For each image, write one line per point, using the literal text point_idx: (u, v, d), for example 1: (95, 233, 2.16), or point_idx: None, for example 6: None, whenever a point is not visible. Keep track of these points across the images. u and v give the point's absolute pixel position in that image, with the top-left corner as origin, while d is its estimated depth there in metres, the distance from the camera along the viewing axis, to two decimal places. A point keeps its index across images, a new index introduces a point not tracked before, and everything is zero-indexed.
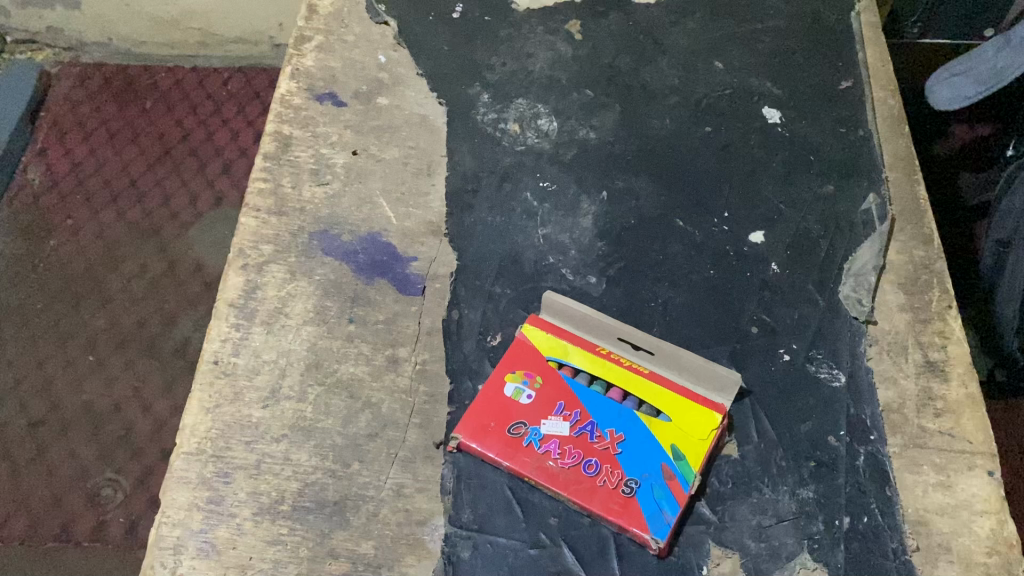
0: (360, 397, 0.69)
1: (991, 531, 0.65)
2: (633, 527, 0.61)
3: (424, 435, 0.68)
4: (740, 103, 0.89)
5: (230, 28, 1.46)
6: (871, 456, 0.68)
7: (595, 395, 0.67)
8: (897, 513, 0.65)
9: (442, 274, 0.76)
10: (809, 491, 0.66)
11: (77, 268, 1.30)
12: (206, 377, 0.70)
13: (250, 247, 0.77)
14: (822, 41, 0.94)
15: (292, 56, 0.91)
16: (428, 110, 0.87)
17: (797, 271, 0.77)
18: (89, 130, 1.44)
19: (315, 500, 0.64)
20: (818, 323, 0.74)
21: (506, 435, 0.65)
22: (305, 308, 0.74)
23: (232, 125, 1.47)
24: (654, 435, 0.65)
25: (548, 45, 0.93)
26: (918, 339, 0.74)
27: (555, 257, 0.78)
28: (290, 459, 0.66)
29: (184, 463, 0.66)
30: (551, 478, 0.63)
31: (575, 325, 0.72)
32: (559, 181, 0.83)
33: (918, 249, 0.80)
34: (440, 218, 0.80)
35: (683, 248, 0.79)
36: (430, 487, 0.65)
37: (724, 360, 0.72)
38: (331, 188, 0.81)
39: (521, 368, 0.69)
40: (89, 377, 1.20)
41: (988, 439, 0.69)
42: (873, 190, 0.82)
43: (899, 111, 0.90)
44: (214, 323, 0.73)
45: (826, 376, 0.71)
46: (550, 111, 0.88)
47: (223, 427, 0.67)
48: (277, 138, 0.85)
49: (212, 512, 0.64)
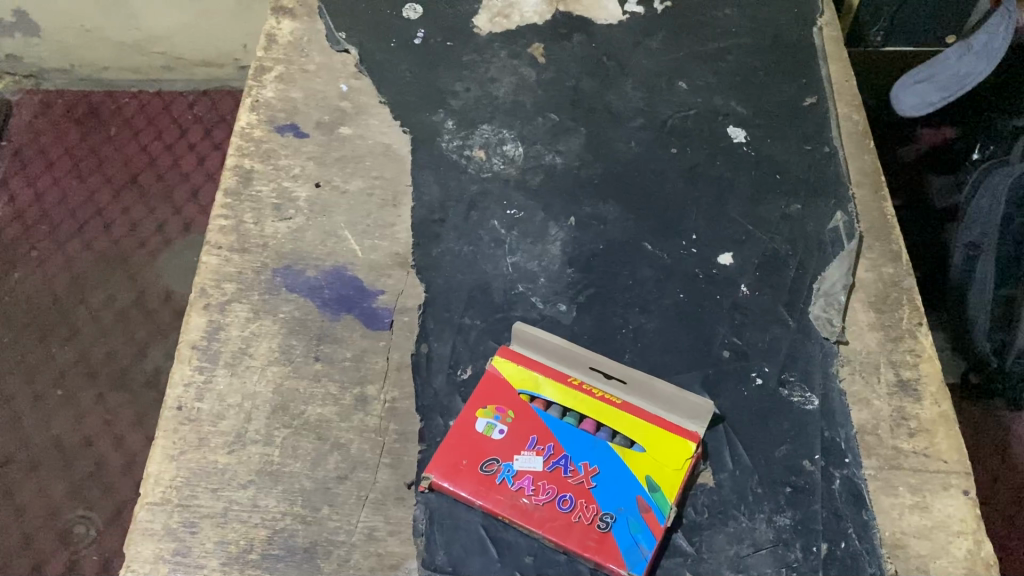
0: (329, 438, 0.68)
1: (969, 552, 0.64)
2: (610, 564, 0.60)
3: (394, 476, 0.67)
4: (706, 123, 0.89)
5: (195, 51, 1.44)
6: (847, 480, 0.67)
7: (568, 427, 0.66)
8: (874, 537, 0.65)
9: (410, 307, 0.75)
10: (786, 518, 0.65)
11: (43, 302, 1.27)
12: (169, 423, 0.68)
13: (212, 286, 0.76)
14: (785, 58, 0.95)
15: (251, 87, 0.90)
16: (392, 140, 0.86)
17: (767, 293, 0.77)
18: (52, 158, 1.42)
19: (285, 548, 0.63)
20: (790, 345, 0.74)
21: (478, 473, 0.64)
22: (270, 348, 0.72)
23: (199, 149, 1.45)
24: (628, 467, 0.64)
25: (511, 70, 0.92)
26: (890, 358, 0.74)
27: (524, 285, 0.77)
28: (258, 505, 0.65)
29: (148, 515, 0.64)
30: (525, 516, 0.62)
31: (545, 356, 0.71)
32: (527, 208, 0.82)
33: (887, 267, 0.80)
34: (407, 250, 0.79)
35: (653, 272, 0.78)
36: (402, 530, 0.64)
37: (696, 386, 0.71)
38: (294, 223, 0.80)
39: (492, 403, 0.67)
40: (58, 412, 1.17)
41: (962, 458, 0.69)
42: (841, 208, 0.82)
43: (863, 127, 0.90)
44: (177, 367, 0.72)
45: (799, 400, 0.71)
46: (516, 137, 0.87)
47: (189, 475, 0.66)
48: (238, 172, 0.83)
49: (179, 563, 0.62)
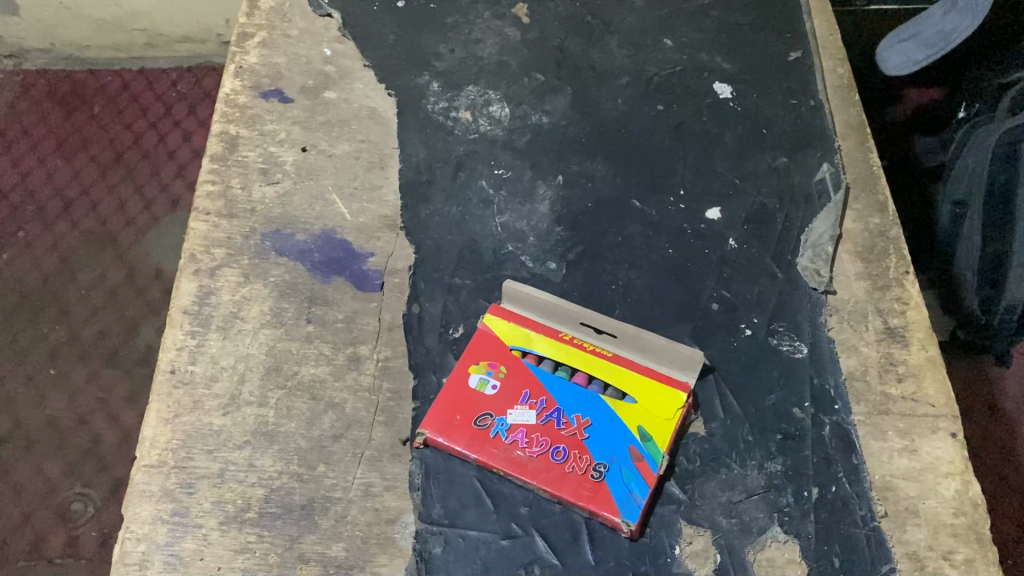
0: (323, 397, 0.68)
1: (957, 492, 0.65)
2: (604, 512, 0.61)
3: (390, 433, 0.67)
4: (691, 79, 0.89)
5: (176, 27, 1.41)
6: (836, 426, 0.68)
7: (561, 380, 0.67)
8: (865, 480, 0.66)
9: (400, 268, 0.75)
10: (777, 464, 0.66)
11: (32, 282, 1.26)
12: (163, 387, 0.69)
13: (201, 252, 0.76)
14: (769, 14, 0.95)
15: (235, 53, 0.90)
16: (377, 103, 0.86)
17: (754, 245, 0.78)
18: (36, 139, 1.40)
19: (283, 506, 0.63)
20: (778, 296, 0.75)
21: (472, 428, 0.64)
22: (261, 311, 0.73)
23: (184, 126, 1.44)
24: (620, 417, 0.65)
25: (495, 31, 0.92)
26: (878, 306, 0.75)
27: (513, 244, 0.77)
28: (254, 465, 0.65)
29: (145, 477, 0.64)
30: (518, 468, 0.63)
31: (536, 313, 0.71)
32: (514, 168, 0.82)
33: (873, 217, 0.80)
34: (395, 212, 0.79)
35: (641, 228, 0.79)
36: (399, 485, 0.65)
37: (687, 338, 0.72)
38: (282, 187, 0.80)
39: (485, 359, 0.68)
40: (52, 391, 1.17)
41: (950, 402, 0.70)
42: (827, 160, 0.83)
43: (848, 81, 0.91)
44: (169, 331, 0.72)
45: (788, 349, 0.72)
46: (502, 97, 0.87)
47: (184, 437, 0.66)
48: (224, 139, 0.83)
49: (177, 524, 0.62)
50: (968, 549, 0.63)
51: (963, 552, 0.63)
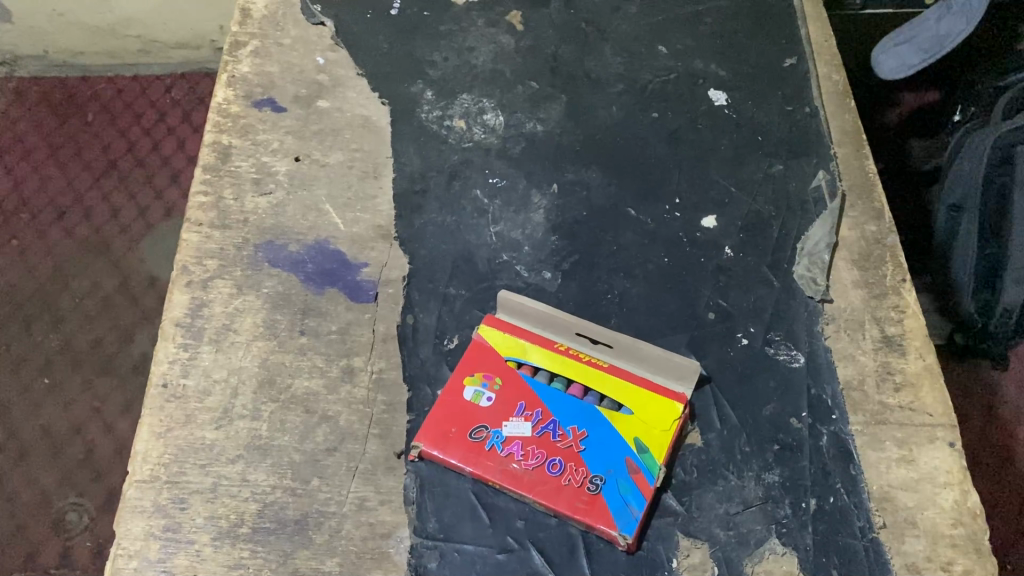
0: (316, 410, 0.68)
1: (956, 503, 0.65)
2: (601, 525, 0.60)
3: (384, 446, 0.66)
4: (686, 87, 0.89)
5: (170, 34, 1.41)
6: (834, 436, 0.68)
7: (556, 392, 0.66)
8: (863, 491, 0.65)
9: (394, 278, 0.75)
10: (775, 475, 0.66)
11: (26, 291, 1.26)
12: (155, 401, 0.68)
13: (193, 263, 0.75)
14: (764, 20, 0.94)
15: (227, 63, 0.89)
16: (371, 111, 0.85)
17: (750, 253, 0.77)
18: (30, 146, 1.40)
19: (276, 521, 0.63)
20: (774, 305, 0.74)
21: (467, 440, 0.64)
22: (254, 323, 0.72)
23: (178, 133, 1.43)
24: (617, 429, 0.64)
25: (489, 38, 0.91)
26: (874, 315, 0.75)
27: (508, 254, 0.77)
28: (247, 479, 0.64)
29: (137, 492, 0.63)
30: (514, 480, 0.62)
31: (532, 323, 0.71)
32: (508, 177, 0.82)
33: (869, 225, 0.80)
34: (389, 222, 0.78)
35: (637, 237, 0.78)
36: (393, 498, 0.64)
37: (683, 347, 0.71)
38: (275, 197, 0.79)
39: (480, 371, 0.67)
40: (46, 400, 1.16)
41: (948, 411, 0.69)
42: (823, 168, 0.83)
43: (843, 87, 0.91)
44: (161, 344, 0.71)
45: (785, 359, 0.71)
46: (495, 106, 0.86)
47: (177, 452, 0.65)
48: (216, 148, 0.82)
49: (170, 540, 0.62)
50: (966, 560, 0.62)
51: (962, 563, 0.62)
